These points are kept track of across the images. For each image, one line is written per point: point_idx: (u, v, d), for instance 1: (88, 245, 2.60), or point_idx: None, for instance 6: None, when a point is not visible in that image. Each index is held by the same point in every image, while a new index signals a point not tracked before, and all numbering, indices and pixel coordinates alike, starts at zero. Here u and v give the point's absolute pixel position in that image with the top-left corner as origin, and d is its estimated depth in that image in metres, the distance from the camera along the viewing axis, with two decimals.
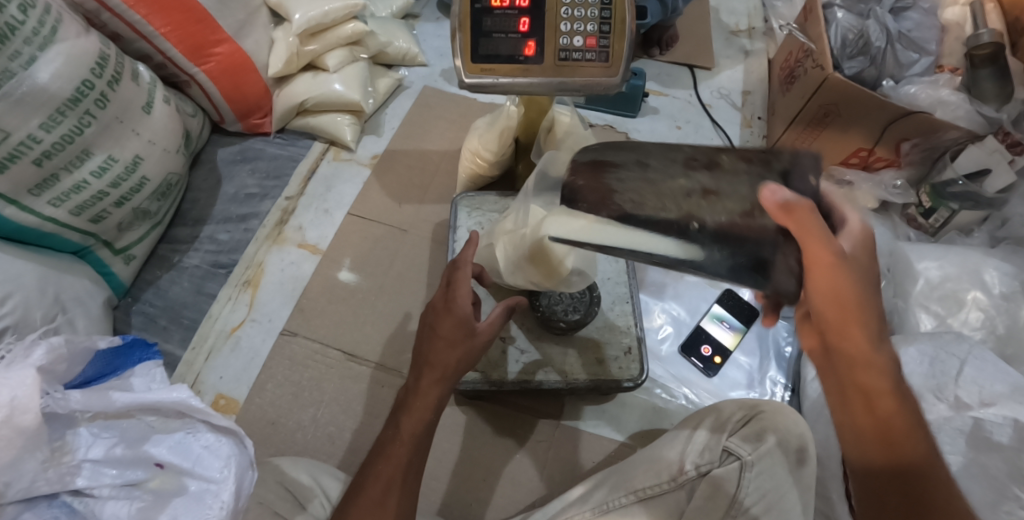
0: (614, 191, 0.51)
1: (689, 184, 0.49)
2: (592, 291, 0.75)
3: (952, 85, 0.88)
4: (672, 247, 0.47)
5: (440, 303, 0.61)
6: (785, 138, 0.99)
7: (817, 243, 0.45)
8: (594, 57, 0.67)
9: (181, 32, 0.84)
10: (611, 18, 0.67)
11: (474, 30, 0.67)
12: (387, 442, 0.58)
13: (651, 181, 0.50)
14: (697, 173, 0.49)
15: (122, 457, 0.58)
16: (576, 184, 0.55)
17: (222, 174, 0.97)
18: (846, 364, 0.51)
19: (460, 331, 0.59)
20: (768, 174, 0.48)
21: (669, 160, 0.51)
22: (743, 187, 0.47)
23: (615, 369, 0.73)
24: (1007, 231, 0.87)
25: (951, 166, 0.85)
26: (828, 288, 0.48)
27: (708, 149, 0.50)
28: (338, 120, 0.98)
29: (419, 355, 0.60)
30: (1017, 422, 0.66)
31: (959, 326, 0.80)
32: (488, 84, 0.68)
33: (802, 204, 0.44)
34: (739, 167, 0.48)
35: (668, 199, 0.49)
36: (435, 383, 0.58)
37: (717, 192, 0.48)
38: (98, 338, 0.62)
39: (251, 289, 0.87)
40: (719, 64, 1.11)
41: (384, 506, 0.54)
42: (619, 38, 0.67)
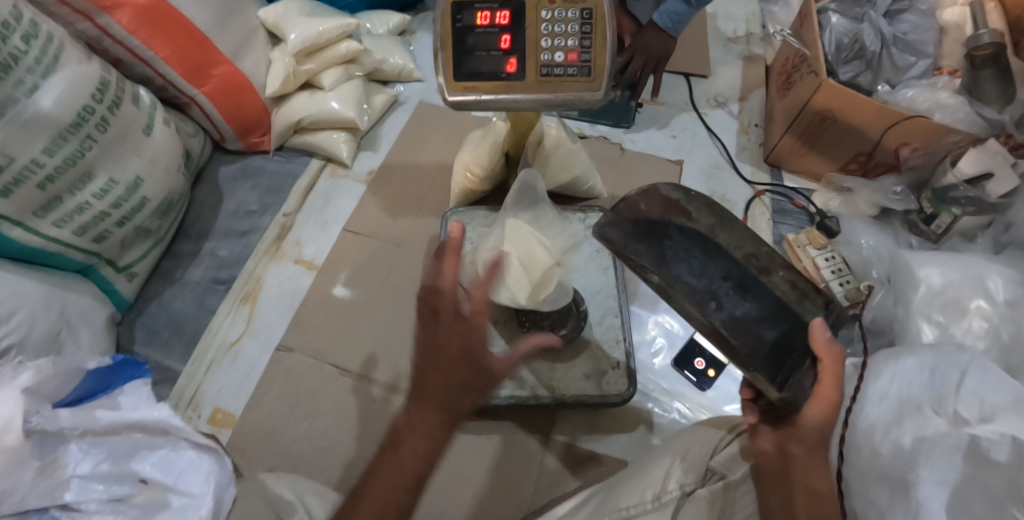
0: (669, 236, 0.64)
1: (734, 271, 0.62)
2: (579, 306, 0.75)
3: (951, 88, 0.86)
4: (698, 310, 0.60)
5: (447, 335, 0.57)
6: (784, 141, 0.96)
7: (832, 378, 0.55)
8: (576, 72, 0.69)
9: (181, 56, 0.88)
10: (592, 32, 0.69)
11: (456, 48, 0.69)
12: (387, 475, 0.56)
13: (708, 248, 0.63)
14: (748, 267, 0.62)
15: (108, 472, 0.59)
16: (639, 206, 0.66)
17: (224, 190, 0.98)
18: (798, 469, 0.56)
19: (465, 369, 0.56)
20: (805, 300, 0.60)
21: (730, 243, 0.64)
22: (766, 294, 0.60)
23: (602, 384, 0.72)
24: (1010, 236, 0.83)
25: (951, 171, 0.83)
26: (813, 419, 0.55)
27: (768, 257, 0.63)
28: (334, 137, 0.98)
29: (423, 390, 0.57)
30: (1017, 439, 0.60)
31: (962, 335, 0.77)
32: (472, 101, 0.70)
33: (834, 359, 0.55)
34: (779, 283, 0.61)
35: (710, 268, 0.62)
36: (437, 427, 0.56)
37: (745, 282, 0.61)
38: (88, 358, 0.63)
39: (249, 303, 0.88)
40: (717, 72, 1.09)
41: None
42: (600, 51, 0.69)
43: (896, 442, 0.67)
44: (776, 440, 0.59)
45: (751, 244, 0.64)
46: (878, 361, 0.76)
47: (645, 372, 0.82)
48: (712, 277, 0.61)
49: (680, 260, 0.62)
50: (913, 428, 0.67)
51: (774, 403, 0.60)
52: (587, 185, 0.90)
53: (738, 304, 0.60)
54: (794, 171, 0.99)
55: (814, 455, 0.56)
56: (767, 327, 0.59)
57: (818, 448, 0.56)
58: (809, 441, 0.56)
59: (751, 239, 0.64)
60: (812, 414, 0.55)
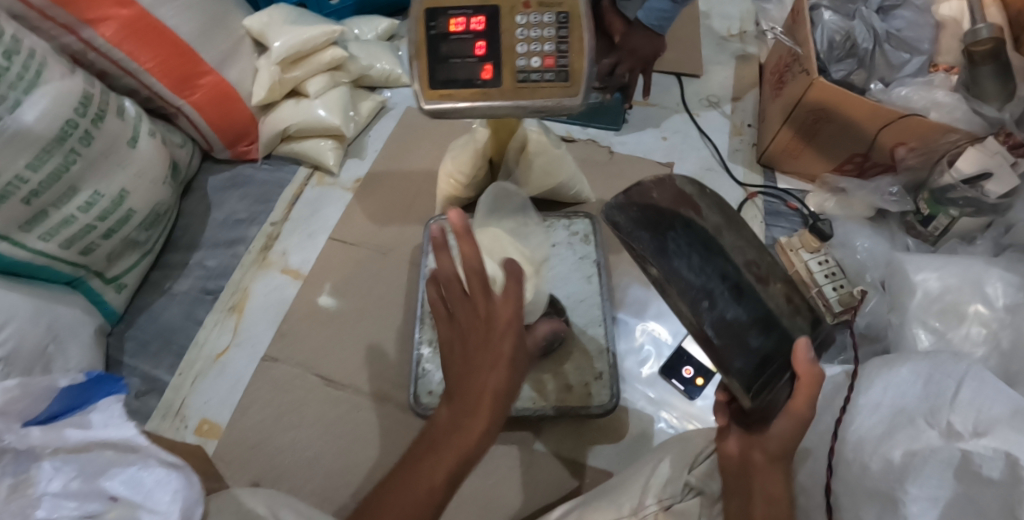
0: (673, 229, 0.61)
1: (733, 273, 0.58)
2: (560, 315, 0.74)
3: (948, 85, 0.83)
4: (696, 301, 0.56)
5: (482, 321, 0.51)
6: (778, 141, 0.93)
7: (805, 396, 0.51)
8: (554, 77, 0.68)
9: (166, 67, 0.88)
10: (569, 37, 0.67)
11: (430, 56, 0.68)
12: (412, 479, 0.50)
13: (709, 249, 0.60)
14: (745, 272, 0.59)
15: (78, 490, 0.57)
16: (649, 195, 0.65)
17: (213, 201, 0.98)
18: (760, 478, 0.54)
19: (505, 356, 0.50)
20: (795, 315, 0.58)
21: (733, 245, 0.61)
22: (760, 303, 0.57)
23: (584, 395, 0.71)
24: (1011, 238, 0.80)
25: (949, 171, 0.80)
26: (780, 432, 0.53)
27: (769, 266, 0.60)
28: (320, 145, 0.98)
29: (458, 383, 0.50)
30: (1010, 455, 0.57)
31: (960, 341, 0.75)
32: (449, 109, 0.69)
33: (811, 377, 0.51)
34: (773, 293, 0.58)
35: (709, 268, 0.58)
36: (475, 425, 0.49)
37: (742, 287, 0.58)
38: (58, 377, 0.65)
39: (236, 314, 0.88)
40: (710, 71, 1.06)
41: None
42: (578, 56, 0.68)
43: (885, 456, 0.65)
44: (741, 445, 0.57)
45: (753, 252, 0.61)
46: (872, 370, 0.74)
47: (631, 382, 0.81)
48: (709, 277, 0.58)
49: (681, 254, 0.59)
50: (905, 441, 0.65)
51: (744, 409, 0.58)
52: (573, 190, 0.89)
53: (731, 306, 0.57)
54: (789, 172, 0.97)
55: (776, 465, 0.54)
56: (756, 334, 0.56)
57: (781, 458, 0.54)
58: (772, 452, 0.53)
59: (754, 246, 0.61)
60: (779, 425, 0.53)
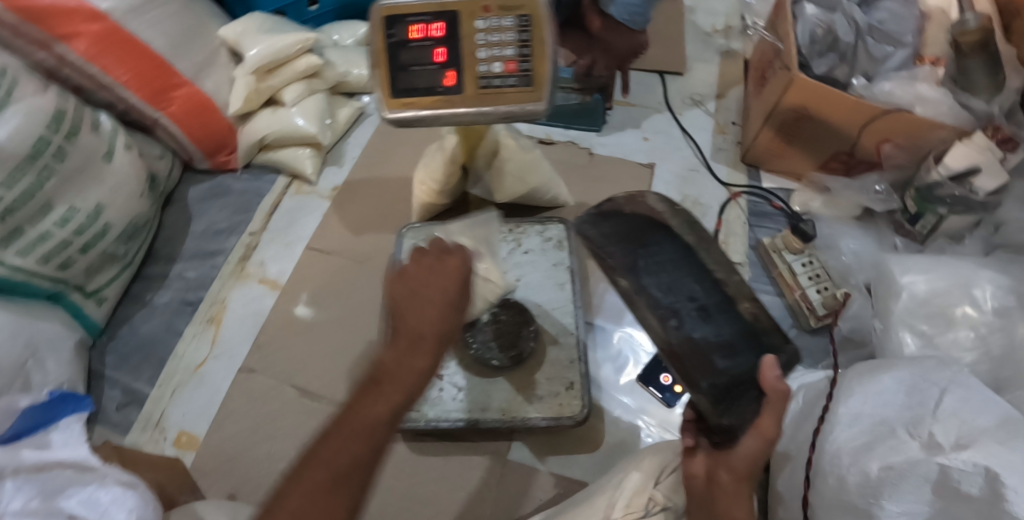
0: (646, 247, 0.68)
1: (699, 295, 0.65)
2: (528, 324, 0.73)
3: (933, 79, 0.80)
4: (668, 319, 0.63)
5: (429, 264, 0.51)
6: (760, 140, 0.91)
7: (772, 411, 0.51)
8: (517, 82, 0.66)
9: (140, 80, 0.88)
10: (531, 41, 0.66)
11: (391, 65, 0.67)
12: (354, 418, 0.45)
13: (678, 264, 0.67)
14: (708, 291, 0.65)
15: (35, 509, 0.59)
16: (622, 213, 0.71)
17: (194, 212, 0.98)
18: (723, 498, 0.51)
19: (446, 296, 0.49)
20: (762, 336, 0.62)
21: (697, 265, 0.67)
22: (727, 324, 0.62)
23: (555, 406, 0.70)
24: (1003, 237, 0.78)
25: (937, 167, 0.77)
26: (746, 450, 0.51)
27: (736, 286, 0.65)
28: (298, 153, 0.98)
29: (401, 319, 0.49)
30: (989, 470, 0.56)
31: (948, 346, 0.72)
32: (412, 118, 0.68)
33: (779, 394, 0.51)
34: (740, 313, 0.64)
35: (676, 286, 0.65)
36: (415, 361, 0.47)
37: (708, 308, 0.64)
38: (20, 397, 0.72)
39: (214, 326, 0.88)
40: (694, 68, 1.04)
41: (327, 500, 0.42)
42: (540, 59, 0.66)
43: (863, 469, 0.62)
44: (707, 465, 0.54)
45: (720, 270, 0.66)
46: (851, 377, 0.71)
47: (608, 390, 0.79)
48: (677, 296, 0.64)
49: (650, 273, 0.66)
50: (884, 453, 0.62)
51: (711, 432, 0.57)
52: (550, 194, 0.87)
53: (697, 326, 0.62)
54: (774, 171, 0.94)
55: (741, 486, 0.51)
56: (723, 357, 0.60)
57: (747, 479, 0.51)
58: (739, 471, 0.51)
59: (722, 265, 0.67)
60: (747, 443, 0.51)
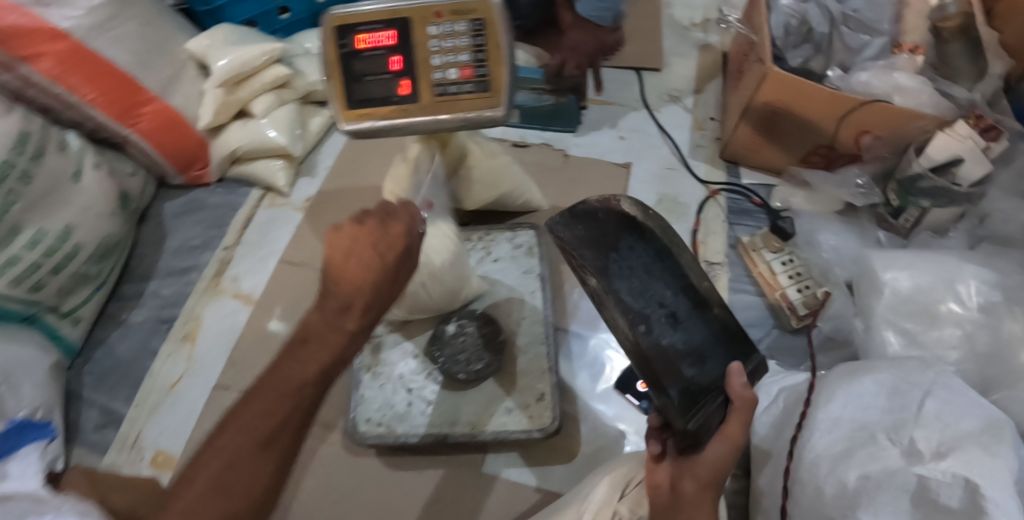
0: (620, 251, 0.60)
1: (670, 300, 0.59)
2: (497, 336, 0.71)
3: (911, 67, 0.77)
4: (639, 325, 0.56)
5: (371, 229, 0.51)
6: (738, 135, 0.88)
7: (737, 415, 0.51)
8: (473, 88, 0.65)
9: (108, 97, 0.88)
10: (485, 45, 0.64)
11: (345, 76, 0.64)
12: (277, 383, 0.46)
13: (650, 269, 0.61)
14: (680, 298, 0.60)
15: None
16: (595, 215, 0.62)
17: (168, 229, 0.98)
18: (690, 505, 0.48)
19: (380, 262, 0.49)
20: (727, 343, 0.59)
21: (669, 272, 0.61)
22: (697, 332, 0.58)
23: (526, 418, 0.68)
24: (987, 230, 0.76)
25: (916, 160, 0.74)
26: (713, 457, 0.49)
27: (704, 295, 0.61)
28: (270, 165, 0.97)
29: (335, 282, 0.49)
30: (970, 482, 0.54)
31: (932, 344, 0.70)
32: (368, 129, 0.66)
33: (744, 401, 0.52)
34: (708, 318, 0.60)
35: (648, 293, 0.59)
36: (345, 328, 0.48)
37: (678, 315, 0.59)
38: None
39: (190, 343, 0.87)
40: (671, 64, 1.02)
41: (246, 461, 0.44)
42: (497, 63, 0.65)
43: (840, 479, 0.59)
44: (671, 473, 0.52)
45: (692, 277, 0.62)
46: (831, 381, 0.68)
47: (585, 399, 0.77)
48: (647, 302, 0.58)
49: (622, 277, 0.59)
50: (862, 461, 0.59)
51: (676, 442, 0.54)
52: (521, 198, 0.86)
53: (668, 334, 0.57)
54: (754, 166, 0.92)
55: (706, 495, 0.49)
56: (691, 364, 0.56)
57: (713, 487, 0.49)
58: (705, 477, 0.49)
59: (696, 272, 0.62)
60: (714, 448, 0.50)
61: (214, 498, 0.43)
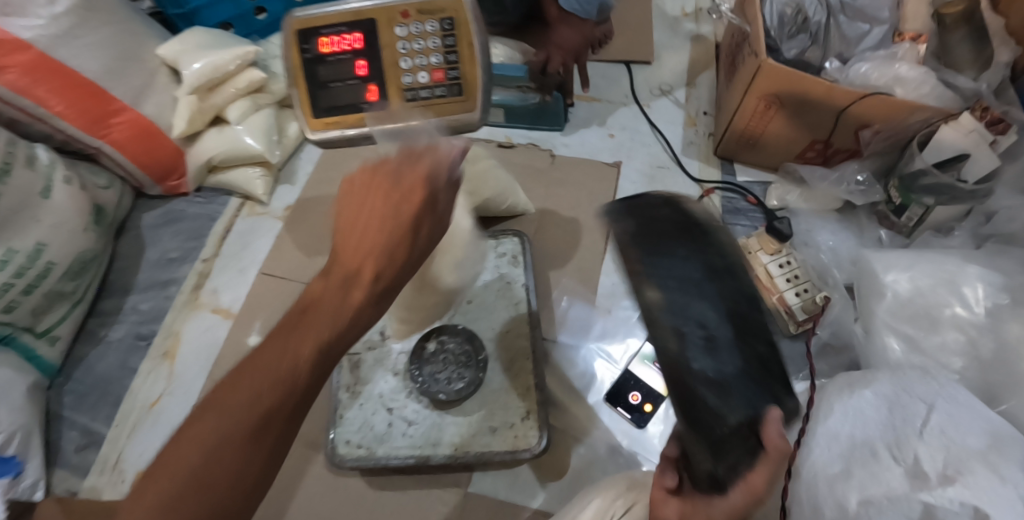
0: (669, 257, 0.52)
1: (713, 324, 0.50)
2: (478, 354, 0.69)
3: (913, 58, 0.73)
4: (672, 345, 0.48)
5: (388, 182, 0.45)
6: (731, 132, 0.84)
7: (767, 468, 0.45)
8: (446, 92, 0.61)
9: (78, 109, 0.85)
10: (457, 45, 0.61)
11: (309, 83, 0.61)
12: (274, 354, 0.43)
13: (698, 286, 0.51)
14: (722, 325, 0.50)
15: None
16: (654, 213, 0.54)
17: (147, 240, 0.95)
18: None
19: (388, 230, 0.45)
20: (766, 380, 0.50)
21: (717, 293, 0.52)
22: (732, 362, 0.49)
23: (512, 438, 0.66)
24: (993, 228, 0.72)
25: (919, 156, 0.70)
26: (730, 506, 0.45)
27: (752, 325, 0.52)
28: (248, 174, 0.94)
29: (341, 251, 0.45)
30: (978, 510, 0.52)
31: (935, 351, 0.66)
32: (336, 138, 0.62)
33: (780, 452, 0.45)
34: (750, 348, 0.51)
35: (689, 309, 0.50)
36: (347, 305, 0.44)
37: (717, 341, 0.49)
38: None
39: (169, 360, 0.85)
40: (662, 57, 0.98)
41: (230, 444, 0.42)
42: (470, 64, 0.61)
43: (840, 501, 0.57)
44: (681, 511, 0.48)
45: (743, 304, 0.52)
46: (831, 394, 0.64)
47: (573, 413, 0.74)
48: (687, 319, 0.49)
49: (661, 283, 0.50)
50: (863, 481, 0.57)
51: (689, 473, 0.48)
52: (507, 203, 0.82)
53: (697, 357, 0.48)
54: (749, 163, 0.88)
55: None
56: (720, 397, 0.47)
57: None
58: None
59: (751, 300, 0.53)
60: (733, 496, 0.44)
61: (198, 479, 0.41)
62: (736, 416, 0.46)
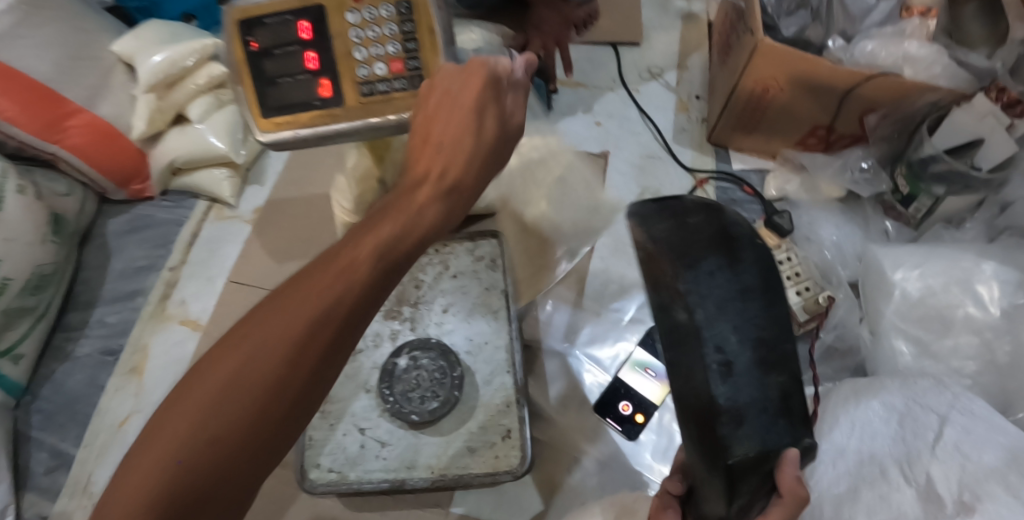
0: (697, 268, 0.47)
1: (733, 348, 0.45)
2: (454, 369, 0.64)
3: (921, 35, 0.67)
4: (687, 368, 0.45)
5: (451, 89, 0.46)
6: (727, 117, 0.78)
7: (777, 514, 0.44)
8: (407, 84, 0.54)
9: (28, 112, 0.79)
10: (416, 31, 0.55)
11: (256, 79, 0.55)
12: (336, 256, 0.40)
13: (725, 306, 0.46)
14: (743, 351, 0.45)
15: None
16: (687, 217, 0.50)
17: (112, 249, 0.90)
18: None
19: (460, 148, 0.45)
20: (786, 416, 0.44)
21: (746, 316, 0.46)
22: (748, 392, 0.44)
23: (492, 459, 0.62)
24: (1008, 220, 0.67)
25: (928, 141, 0.65)
26: None
27: (782, 357, 0.45)
28: (214, 175, 0.88)
29: (413, 156, 0.45)
30: None
31: (945, 355, 0.62)
32: (288, 139, 0.56)
33: (796, 500, 0.42)
34: (773, 380, 0.45)
35: (710, 330, 0.45)
36: (414, 213, 0.42)
37: (735, 368, 0.44)
38: None
39: (137, 376, 0.81)
40: (651, 37, 0.91)
41: (279, 347, 0.38)
42: (431, 50, 0.54)
43: None
44: None
45: (773, 330, 0.46)
46: (835, 403, 0.60)
47: (561, 425, 0.70)
48: (705, 339, 0.45)
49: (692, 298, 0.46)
50: (871, 505, 0.53)
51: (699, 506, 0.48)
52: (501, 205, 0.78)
53: (711, 385, 0.44)
54: (745, 149, 0.82)
55: None
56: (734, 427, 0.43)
57: None
58: None
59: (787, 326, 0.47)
60: None
61: (250, 381, 0.37)
62: (747, 450, 0.43)
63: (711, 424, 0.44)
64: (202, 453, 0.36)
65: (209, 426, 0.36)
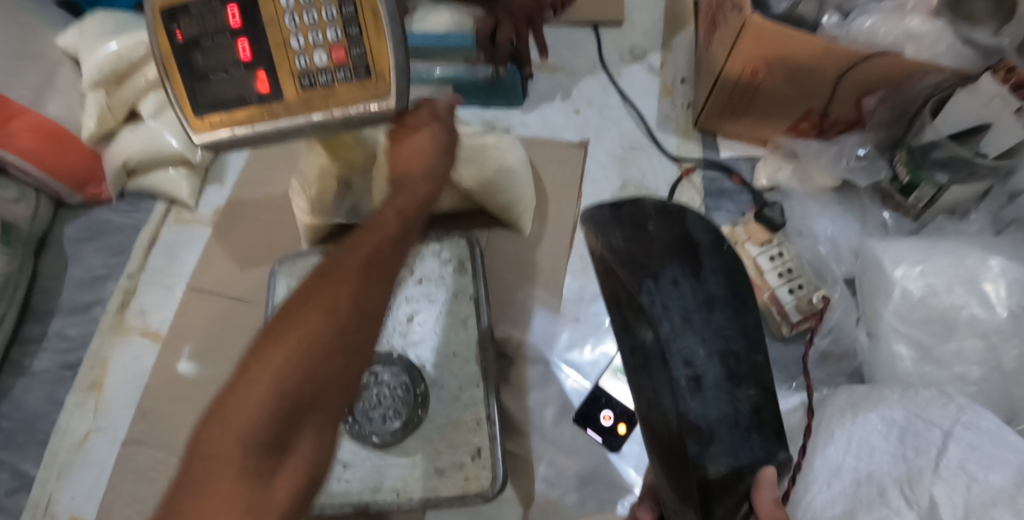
0: (661, 274, 0.47)
1: (701, 362, 0.44)
2: (417, 387, 0.61)
3: (925, 9, 0.61)
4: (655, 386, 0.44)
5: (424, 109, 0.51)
6: (714, 101, 0.72)
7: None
8: (351, 75, 0.49)
9: None
10: (358, 14, 0.48)
11: (186, 75, 0.50)
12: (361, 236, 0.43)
13: (691, 314, 0.46)
14: (710, 364, 0.44)
15: None
16: (644, 224, 0.49)
17: (70, 256, 0.85)
18: None
19: (446, 128, 0.51)
20: (756, 430, 0.43)
21: (712, 327, 0.45)
22: (715, 409, 0.43)
23: (461, 481, 0.58)
24: (1015, 210, 0.62)
25: (931, 126, 0.59)
26: None
27: (747, 364, 0.45)
28: (171, 175, 0.84)
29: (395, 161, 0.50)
30: None
31: (947, 360, 0.57)
32: (227, 139, 0.51)
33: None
34: (740, 394, 0.44)
35: (678, 340, 0.45)
36: (421, 173, 0.48)
37: (703, 382, 0.43)
38: None
39: (97, 392, 0.77)
40: (633, 16, 0.86)
41: (342, 301, 0.39)
42: (377, 35, 0.48)
43: None
44: None
45: (740, 342, 0.46)
46: (831, 414, 0.56)
47: (537, 437, 0.66)
48: (672, 351, 0.44)
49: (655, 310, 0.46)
50: None
51: None
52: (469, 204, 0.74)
53: (679, 402, 0.43)
54: (733, 136, 0.77)
55: None
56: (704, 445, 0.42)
57: None
58: None
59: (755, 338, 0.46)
60: None
61: (336, 339, 0.38)
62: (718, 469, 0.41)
63: (680, 445, 0.42)
64: (291, 396, 0.36)
65: (304, 385, 0.36)
